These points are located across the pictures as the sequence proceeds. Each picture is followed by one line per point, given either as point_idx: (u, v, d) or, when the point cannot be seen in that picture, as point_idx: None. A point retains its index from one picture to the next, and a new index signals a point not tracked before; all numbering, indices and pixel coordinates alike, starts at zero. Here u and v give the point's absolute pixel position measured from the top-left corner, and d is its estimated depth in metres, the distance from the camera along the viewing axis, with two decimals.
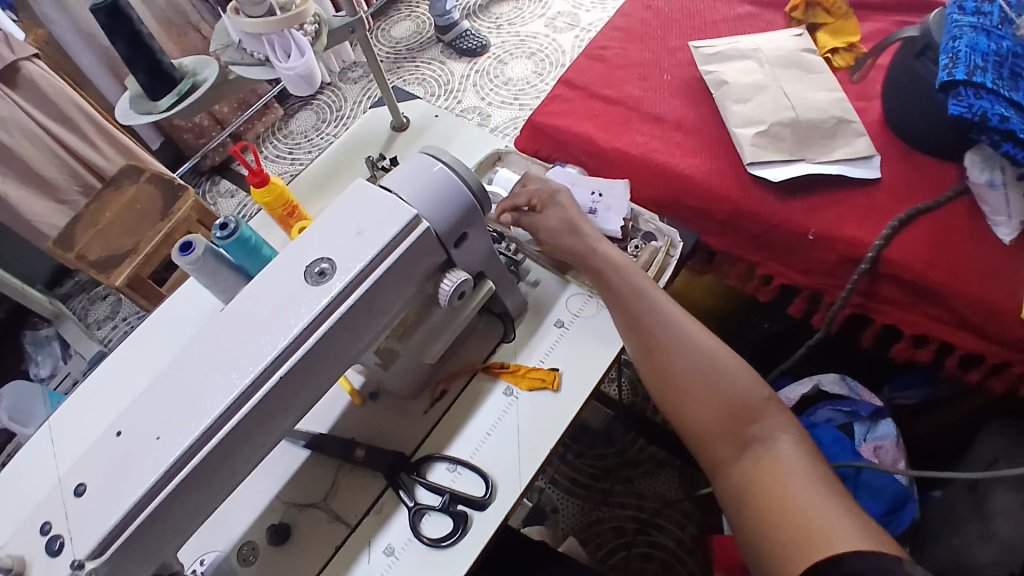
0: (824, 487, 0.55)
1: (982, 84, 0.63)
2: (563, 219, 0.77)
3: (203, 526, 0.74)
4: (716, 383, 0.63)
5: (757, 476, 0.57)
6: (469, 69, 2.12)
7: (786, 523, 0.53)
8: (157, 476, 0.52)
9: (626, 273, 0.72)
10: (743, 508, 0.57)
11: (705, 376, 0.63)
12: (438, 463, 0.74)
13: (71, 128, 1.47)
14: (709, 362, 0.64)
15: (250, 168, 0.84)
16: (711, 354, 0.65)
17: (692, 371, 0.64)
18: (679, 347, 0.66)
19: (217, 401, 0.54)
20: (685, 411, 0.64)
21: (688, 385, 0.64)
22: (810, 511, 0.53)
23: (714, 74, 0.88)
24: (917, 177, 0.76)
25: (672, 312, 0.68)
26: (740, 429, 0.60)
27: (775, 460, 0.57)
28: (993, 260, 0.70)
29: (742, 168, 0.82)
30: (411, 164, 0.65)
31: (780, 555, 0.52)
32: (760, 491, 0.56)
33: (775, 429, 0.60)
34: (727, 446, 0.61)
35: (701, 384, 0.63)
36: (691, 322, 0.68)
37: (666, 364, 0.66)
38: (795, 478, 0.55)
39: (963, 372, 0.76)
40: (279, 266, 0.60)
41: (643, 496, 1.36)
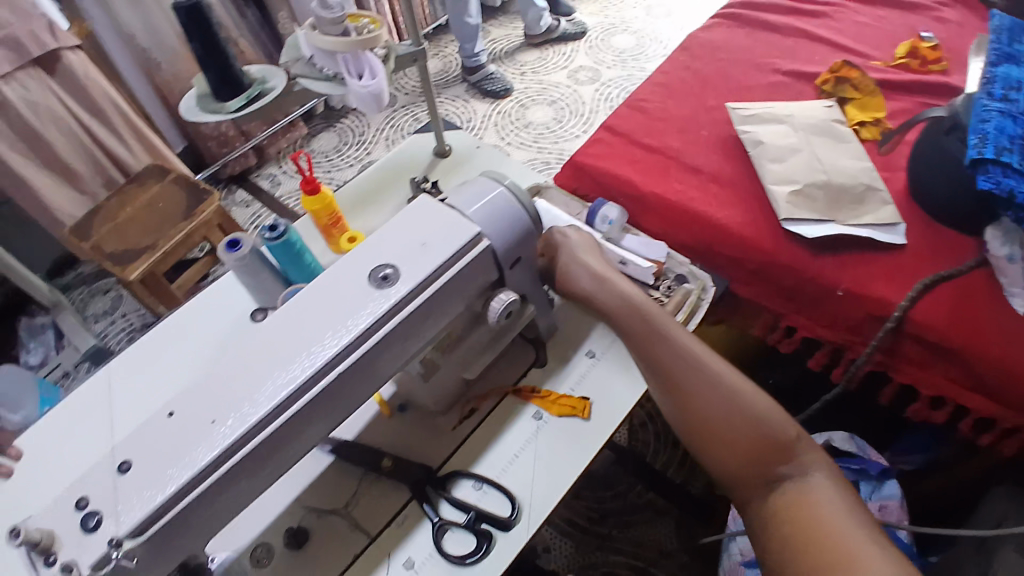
0: (855, 520, 0.54)
1: (1010, 163, 0.69)
2: (591, 273, 0.75)
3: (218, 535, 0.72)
4: (742, 418, 0.62)
5: (789, 510, 0.56)
6: (491, 110, 2.21)
7: (826, 560, 0.51)
8: (211, 458, 0.52)
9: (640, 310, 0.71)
10: (774, 543, 0.56)
11: (729, 408, 0.63)
12: (464, 480, 0.74)
13: (105, 126, 1.52)
14: (734, 401, 0.63)
15: (304, 175, 0.87)
16: (733, 389, 0.64)
17: (716, 411, 0.63)
18: (703, 386, 0.64)
19: (275, 390, 0.55)
20: (711, 446, 0.62)
21: (714, 417, 0.63)
22: (839, 539, 0.52)
23: (750, 134, 0.93)
24: (940, 246, 0.81)
25: (692, 349, 0.67)
26: (768, 465, 0.60)
27: (809, 499, 0.56)
28: (1010, 328, 0.74)
29: (776, 222, 0.86)
30: (475, 185, 0.69)
31: None
32: (797, 527, 0.55)
33: (807, 465, 0.59)
34: (756, 485, 0.59)
35: (727, 416, 0.62)
36: (712, 359, 0.67)
37: (690, 401, 0.64)
38: (825, 511, 0.55)
39: (976, 435, 0.79)
40: (343, 269, 0.62)
41: (639, 543, 1.35)
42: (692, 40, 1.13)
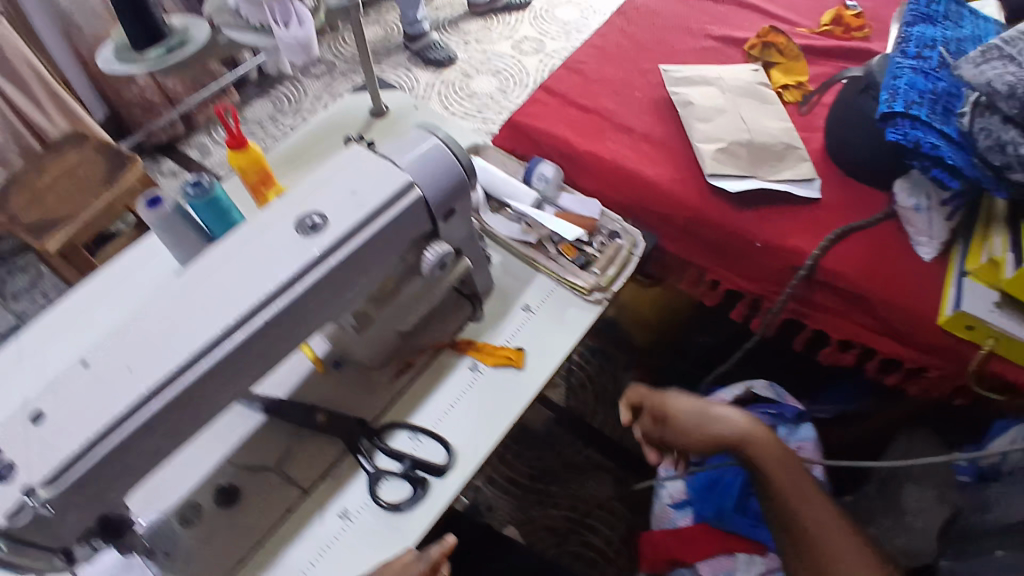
0: None
1: (917, 116, 0.72)
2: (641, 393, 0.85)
3: (139, 486, 0.72)
4: (805, 516, 0.71)
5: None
6: (435, 79, 2.17)
7: None
8: (126, 407, 0.51)
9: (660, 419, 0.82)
10: None
11: (803, 508, 0.72)
12: (399, 431, 0.76)
13: (23, 91, 1.43)
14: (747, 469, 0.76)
15: (230, 129, 0.83)
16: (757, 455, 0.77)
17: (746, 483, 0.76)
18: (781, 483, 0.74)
19: (196, 338, 0.54)
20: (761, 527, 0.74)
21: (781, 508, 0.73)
22: None
23: (681, 95, 0.95)
24: (852, 200, 0.86)
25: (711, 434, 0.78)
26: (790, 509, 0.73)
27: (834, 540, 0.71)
28: (914, 275, 0.80)
29: (702, 179, 0.89)
30: (408, 136, 0.68)
31: None
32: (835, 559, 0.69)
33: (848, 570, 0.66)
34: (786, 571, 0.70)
35: (793, 512, 0.72)
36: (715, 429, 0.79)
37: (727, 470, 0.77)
38: None
39: (884, 375, 0.87)
40: (270, 216, 0.61)
41: (578, 497, 1.40)
42: (627, 4, 1.15)
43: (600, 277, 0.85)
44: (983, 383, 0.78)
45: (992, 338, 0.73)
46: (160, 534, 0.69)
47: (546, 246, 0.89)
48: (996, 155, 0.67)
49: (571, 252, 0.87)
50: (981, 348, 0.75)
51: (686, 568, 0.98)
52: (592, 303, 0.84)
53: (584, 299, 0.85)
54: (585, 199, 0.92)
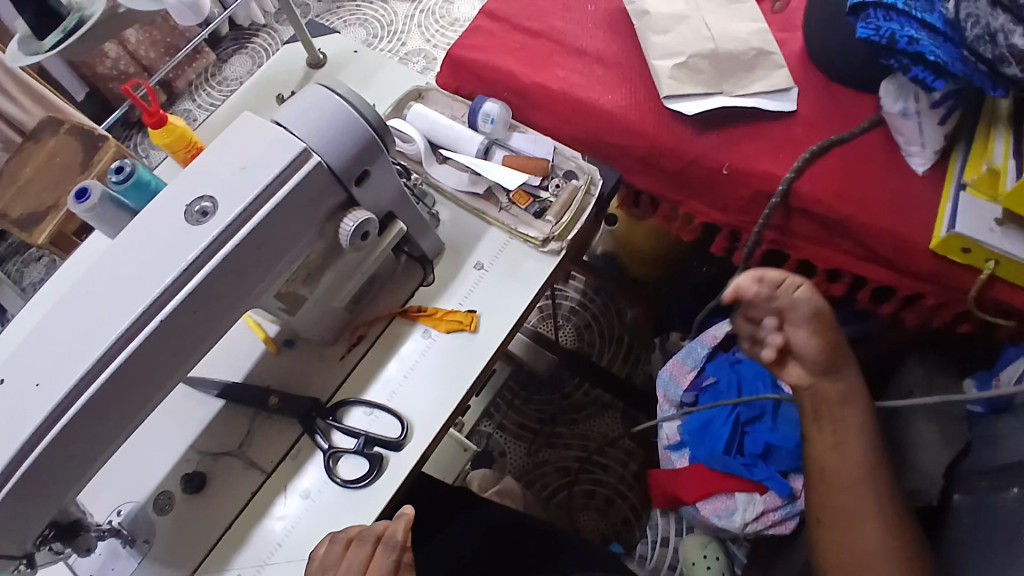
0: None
1: (893, 5, 0.62)
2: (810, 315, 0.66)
3: (90, 483, 0.74)
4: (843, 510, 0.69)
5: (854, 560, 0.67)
6: (414, 9, 1.99)
7: None
8: (38, 422, 0.52)
9: (851, 384, 0.70)
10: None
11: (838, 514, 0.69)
12: (355, 407, 0.74)
13: None
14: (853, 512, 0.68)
15: (145, 107, 0.77)
16: (885, 500, 0.68)
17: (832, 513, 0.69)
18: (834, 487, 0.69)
19: (95, 345, 0.54)
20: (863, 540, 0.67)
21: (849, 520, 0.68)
22: None
23: (637, 5, 0.84)
24: (834, 109, 0.76)
25: (828, 444, 0.71)
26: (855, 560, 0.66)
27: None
28: (903, 192, 0.71)
29: (660, 102, 0.80)
30: (307, 97, 0.61)
31: None
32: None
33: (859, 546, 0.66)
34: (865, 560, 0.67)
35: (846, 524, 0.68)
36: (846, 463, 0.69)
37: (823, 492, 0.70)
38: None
39: (876, 305, 0.79)
40: (157, 206, 0.58)
41: (587, 436, 1.40)
42: None
43: (555, 226, 0.79)
44: (984, 306, 0.70)
45: (992, 260, 0.65)
46: (138, 523, 0.71)
47: (496, 198, 0.82)
48: (986, 45, 0.57)
49: (524, 200, 0.81)
50: (981, 272, 0.67)
51: (689, 506, 0.94)
52: (548, 254, 0.79)
53: (539, 250, 0.79)
54: (536, 139, 0.84)
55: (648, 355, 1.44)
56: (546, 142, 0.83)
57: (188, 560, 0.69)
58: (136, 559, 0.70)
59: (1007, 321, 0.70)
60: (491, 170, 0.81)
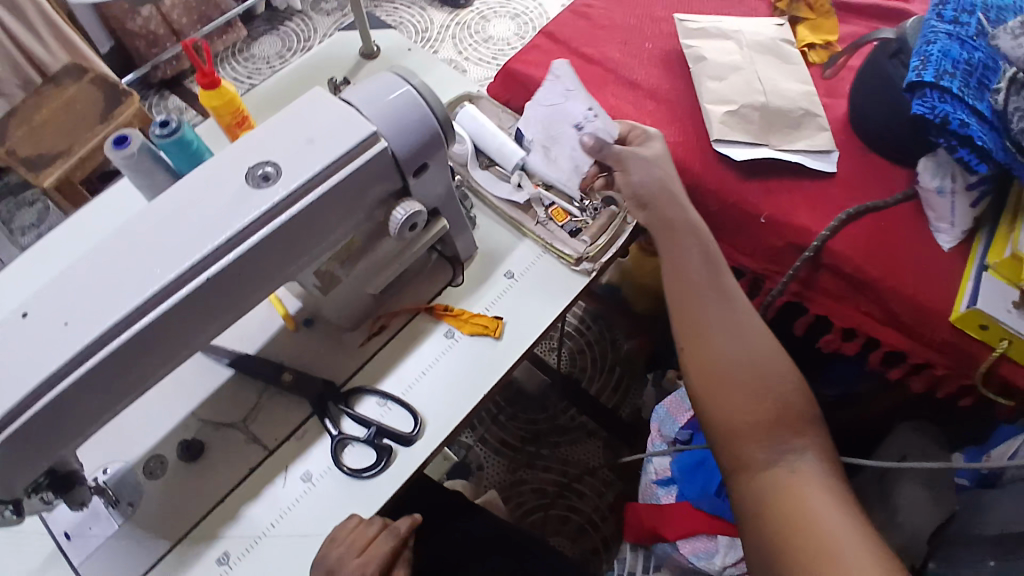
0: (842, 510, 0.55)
1: (948, 88, 0.65)
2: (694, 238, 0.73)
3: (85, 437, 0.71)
4: (758, 388, 0.62)
5: (779, 485, 0.58)
6: (450, 20, 2.00)
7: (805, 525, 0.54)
8: (62, 361, 0.51)
9: (709, 254, 0.72)
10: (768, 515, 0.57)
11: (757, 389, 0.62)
12: (369, 396, 0.73)
13: (17, 14, 1.33)
14: (749, 383, 0.62)
15: (200, 67, 0.76)
16: (790, 393, 0.62)
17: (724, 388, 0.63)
18: (732, 359, 0.64)
19: (134, 293, 0.52)
20: (726, 407, 0.62)
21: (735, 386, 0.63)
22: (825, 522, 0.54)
23: (693, 49, 0.87)
24: (871, 176, 0.79)
25: (711, 322, 0.66)
26: (768, 431, 0.60)
27: (802, 474, 0.57)
28: (928, 265, 0.74)
29: (708, 144, 0.83)
30: (377, 80, 0.62)
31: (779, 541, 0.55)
32: (787, 507, 0.56)
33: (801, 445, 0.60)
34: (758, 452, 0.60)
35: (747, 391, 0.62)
36: (727, 340, 0.65)
37: (709, 368, 0.64)
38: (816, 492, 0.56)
39: (886, 369, 0.81)
40: (218, 164, 0.57)
41: (567, 462, 1.38)
42: None
43: (590, 246, 0.79)
44: (989, 384, 0.73)
45: (1005, 340, 0.68)
46: (125, 485, 0.68)
47: (535, 210, 0.83)
48: None
49: (562, 217, 0.82)
50: (993, 351, 0.69)
51: (667, 543, 0.93)
52: (579, 274, 0.80)
53: (571, 268, 0.80)
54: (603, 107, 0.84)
55: (638, 390, 1.44)
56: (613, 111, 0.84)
57: (172, 530, 0.67)
58: (117, 522, 0.67)
59: (1007, 401, 0.73)
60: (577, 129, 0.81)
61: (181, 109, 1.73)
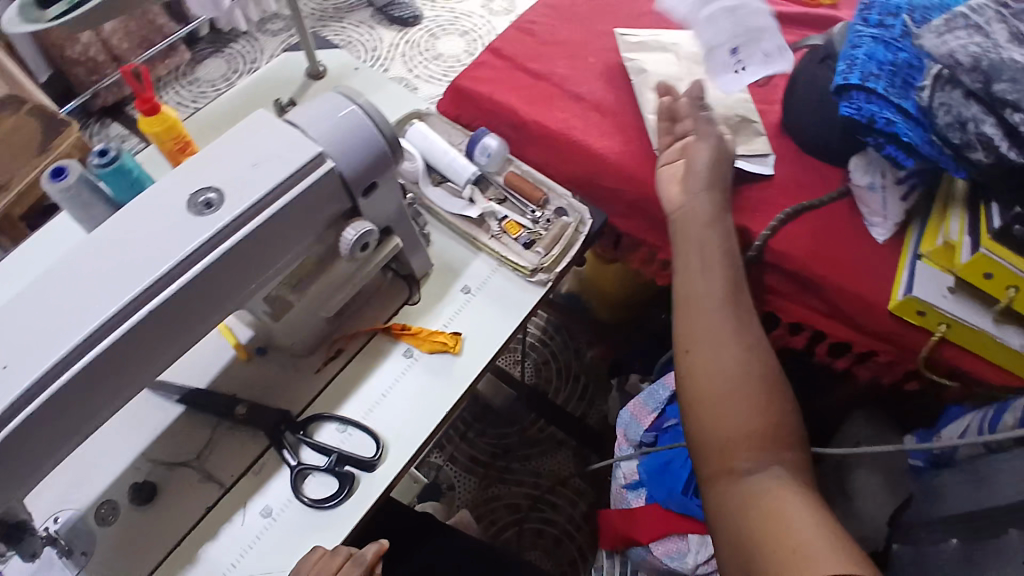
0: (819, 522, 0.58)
1: (873, 89, 0.69)
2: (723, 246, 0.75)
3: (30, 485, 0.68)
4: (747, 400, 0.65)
5: (757, 495, 0.61)
6: (400, 39, 2.01)
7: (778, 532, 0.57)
8: (0, 408, 0.48)
9: (735, 275, 0.73)
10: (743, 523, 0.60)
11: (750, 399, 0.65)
12: (328, 423, 0.72)
13: None
14: (750, 390, 0.65)
15: (141, 92, 0.76)
16: (782, 408, 0.66)
17: (723, 395, 0.66)
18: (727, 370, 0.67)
19: (73, 331, 0.50)
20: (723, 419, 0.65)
21: (727, 398, 0.66)
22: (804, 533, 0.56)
23: (635, 62, 0.90)
24: (806, 177, 0.83)
25: (724, 330, 0.69)
26: (756, 441, 0.63)
27: (781, 485, 0.61)
28: (863, 258, 0.77)
29: (653, 153, 0.85)
30: (323, 102, 0.62)
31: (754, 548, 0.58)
32: (762, 516, 0.59)
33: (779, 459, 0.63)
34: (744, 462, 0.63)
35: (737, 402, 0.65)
36: (735, 347, 0.68)
37: (709, 373, 0.67)
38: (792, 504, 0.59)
39: (833, 360, 0.84)
40: (156, 194, 0.56)
41: (539, 473, 1.39)
42: None
43: (544, 258, 0.81)
44: (932, 368, 0.77)
45: (943, 325, 0.72)
46: (74, 534, 0.65)
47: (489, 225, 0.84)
48: (955, 132, 0.64)
49: (516, 231, 0.83)
50: (931, 335, 0.74)
51: (641, 547, 0.95)
52: (536, 285, 0.80)
53: (527, 280, 0.81)
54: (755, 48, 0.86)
55: (603, 396, 1.45)
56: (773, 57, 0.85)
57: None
58: (72, 570, 0.64)
59: (952, 382, 0.77)
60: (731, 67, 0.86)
61: (124, 137, 1.68)
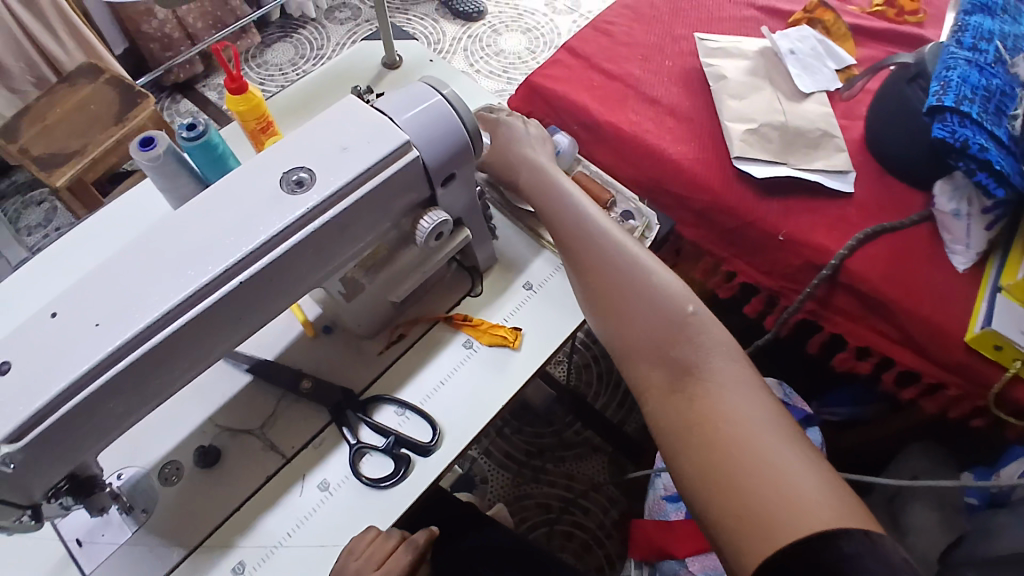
0: (766, 424, 0.47)
1: (968, 113, 0.66)
2: (525, 150, 0.75)
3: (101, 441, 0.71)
4: (647, 302, 0.58)
5: (686, 411, 0.50)
6: (462, 33, 2.02)
7: (725, 446, 0.46)
8: (91, 363, 0.50)
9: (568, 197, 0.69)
10: (680, 447, 0.49)
11: (640, 300, 0.58)
12: (387, 405, 0.73)
13: (39, 17, 1.35)
14: (646, 295, 0.58)
15: (229, 71, 0.78)
16: (664, 305, 0.57)
17: (621, 307, 0.59)
18: (609, 279, 0.61)
19: (167, 296, 0.52)
20: (623, 333, 0.58)
21: (624, 306, 0.59)
22: (750, 444, 0.46)
23: (713, 68, 0.89)
24: (888, 197, 0.80)
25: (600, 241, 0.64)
26: (691, 357, 0.53)
27: (710, 391, 0.50)
28: (946, 286, 0.74)
29: (728, 162, 0.83)
30: (408, 91, 0.62)
31: (702, 479, 0.46)
32: (699, 431, 0.48)
33: (704, 356, 0.53)
34: (657, 375, 0.54)
35: (637, 306, 0.58)
36: (651, 267, 0.61)
37: (603, 297, 0.61)
38: (727, 407, 0.49)
39: (899, 389, 0.81)
40: (250, 169, 0.58)
41: (572, 477, 1.37)
42: None
43: None
44: (1002, 406, 0.72)
45: (1020, 360, 0.67)
46: (139, 491, 0.68)
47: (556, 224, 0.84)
48: None
49: None
50: (1007, 371, 0.69)
51: (675, 560, 0.92)
52: None
53: None
54: (815, 69, 0.89)
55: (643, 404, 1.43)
56: (813, 79, 0.88)
57: (189, 538, 0.66)
58: (130, 528, 0.67)
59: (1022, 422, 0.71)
60: (784, 58, 0.89)
61: (193, 113, 1.73)
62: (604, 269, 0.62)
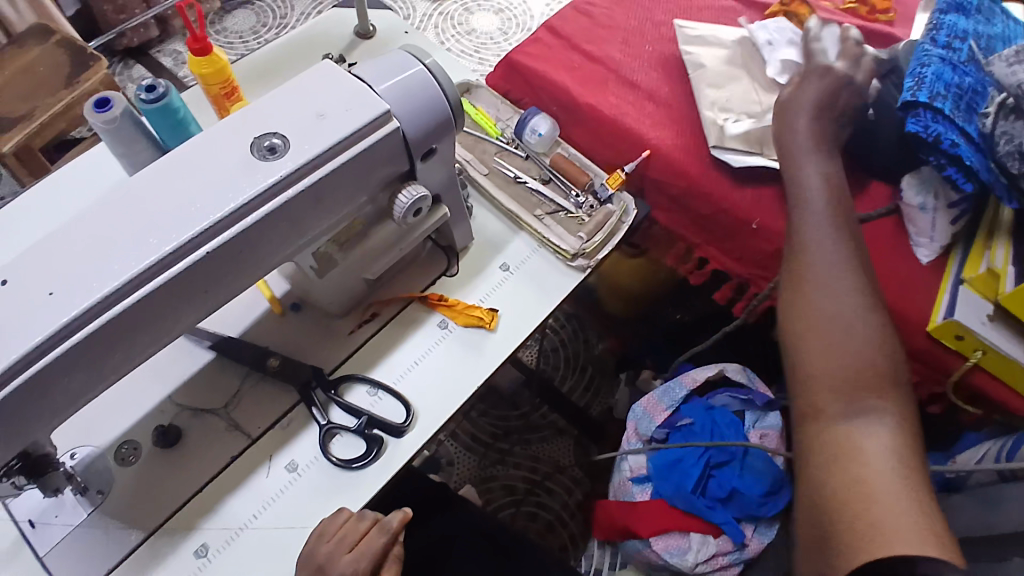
0: (911, 489, 0.51)
1: (940, 109, 0.68)
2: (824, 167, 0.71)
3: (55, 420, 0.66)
4: (842, 337, 0.59)
5: (836, 445, 0.55)
6: (434, 9, 1.96)
7: (848, 482, 0.52)
8: (45, 335, 0.47)
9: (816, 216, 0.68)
10: (818, 474, 0.55)
11: (832, 332, 0.59)
12: (359, 385, 0.71)
13: None
14: (860, 331, 0.59)
15: (193, 30, 0.74)
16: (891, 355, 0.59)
17: (812, 327, 0.60)
18: (824, 303, 0.61)
19: (128, 264, 0.49)
20: (806, 349, 0.60)
21: (820, 331, 0.60)
22: (890, 499, 0.51)
23: (693, 54, 0.88)
24: (855, 189, 0.82)
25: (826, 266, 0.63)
26: (875, 406, 0.56)
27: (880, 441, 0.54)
28: (907, 276, 0.77)
29: (706, 149, 0.84)
30: (389, 59, 0.60)
31: (830, 505, 0.52)
32: (847, 474, 0.53)
33: (884, 410, 0.56)
34: (836, 405, 0.57)
35: (840, 340, 0.59)
36: (860, 307, 0.60)
37: (803, 310, 0.62)
38: (876, 458, 0.53)
39: None
40: (219, 133, 0.55)
41: (538, 459, 1.38)
42: None
43: (586, 243, 0.79)
44: (957, 393, 0.77)
45: (979, 350, 0.71)
46: (94, 473, 0.64)
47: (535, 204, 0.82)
48: (1015, 161, 0.65)
49: None
50: (966, 360, 0.73)
51: (639, 540, 0.91)
52: (573, 269, 0.79)
53: (566, 264, 0.79)
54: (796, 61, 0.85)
55: (608, 389, 1.43)
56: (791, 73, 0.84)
57: (148, 520, 0.63)
58: (84, 510, 0.63)
59: (973, 409, 0.77)
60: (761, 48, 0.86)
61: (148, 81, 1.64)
62: (819, 298, 0.61)
